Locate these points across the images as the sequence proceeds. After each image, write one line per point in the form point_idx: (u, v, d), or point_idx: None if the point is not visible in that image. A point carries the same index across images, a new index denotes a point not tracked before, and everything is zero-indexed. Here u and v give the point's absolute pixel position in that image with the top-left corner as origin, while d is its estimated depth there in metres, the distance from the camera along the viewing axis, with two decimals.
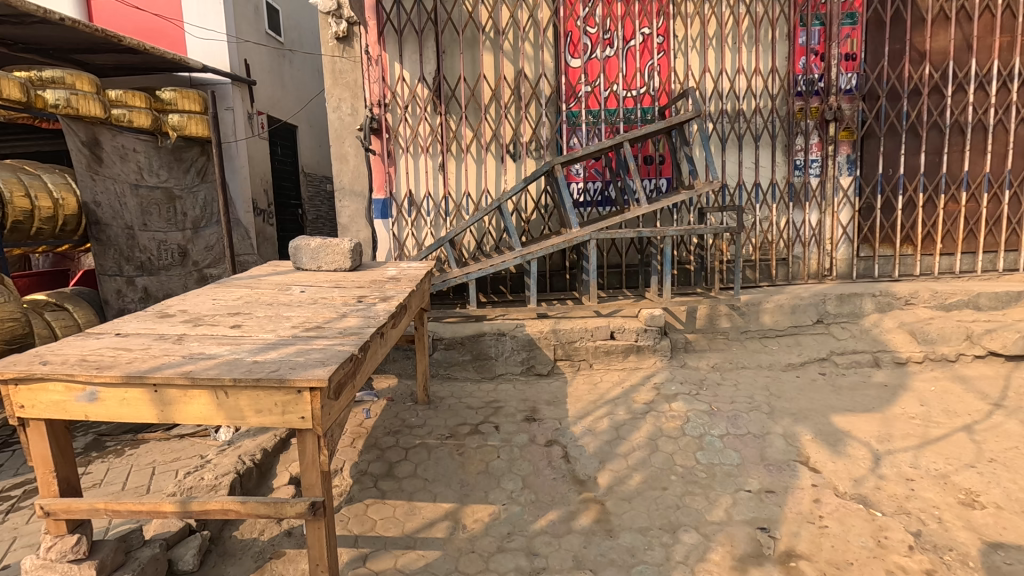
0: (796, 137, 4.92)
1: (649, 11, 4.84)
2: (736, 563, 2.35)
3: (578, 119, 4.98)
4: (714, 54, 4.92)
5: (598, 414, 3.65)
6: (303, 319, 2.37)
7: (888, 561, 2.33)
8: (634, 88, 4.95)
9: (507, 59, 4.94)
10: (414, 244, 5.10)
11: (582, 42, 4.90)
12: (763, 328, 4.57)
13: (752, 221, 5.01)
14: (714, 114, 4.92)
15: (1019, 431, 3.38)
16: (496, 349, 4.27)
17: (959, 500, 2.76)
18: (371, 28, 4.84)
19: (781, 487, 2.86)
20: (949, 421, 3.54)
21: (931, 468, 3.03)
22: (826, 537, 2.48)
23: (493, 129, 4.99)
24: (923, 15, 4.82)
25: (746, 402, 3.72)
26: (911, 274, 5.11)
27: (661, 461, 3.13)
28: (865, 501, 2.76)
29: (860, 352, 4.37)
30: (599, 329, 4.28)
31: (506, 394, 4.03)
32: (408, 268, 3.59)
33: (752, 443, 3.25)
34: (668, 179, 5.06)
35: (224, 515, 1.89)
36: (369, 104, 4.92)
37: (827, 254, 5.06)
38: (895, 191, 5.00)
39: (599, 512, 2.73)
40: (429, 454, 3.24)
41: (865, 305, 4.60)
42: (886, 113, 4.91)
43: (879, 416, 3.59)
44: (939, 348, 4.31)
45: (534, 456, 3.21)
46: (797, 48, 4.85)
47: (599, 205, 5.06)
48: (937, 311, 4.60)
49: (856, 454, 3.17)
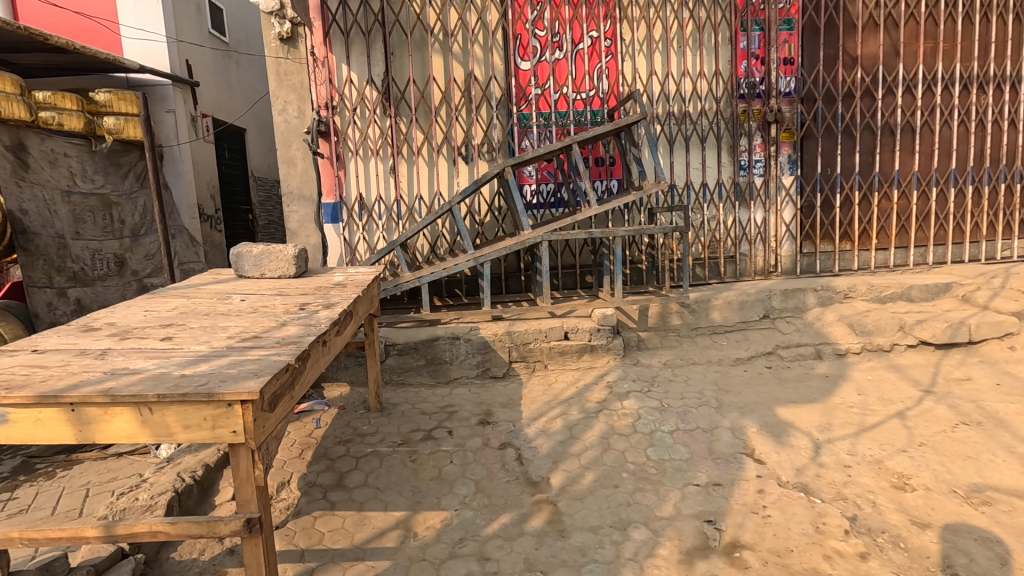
0: (740, 138, 5.07)
1: (596, 15, 4.91)
2: (683, 557, 2.39)
3: (529, 121, 5.00)
4: (661, 57, 5.03)
5: (552, 414, 3.67)
6: (240, 329, 2.29)
7: (825, 546, 2.42)
8: (583, 90, 5.01)
9: (457, 61, 4.93)
10: (366, 249, 5.03)
11: (532, 45, 4.93)
12: (713, 324, 4.69)
13: (700, 220, 5.15)
14: (661, 116, 5.04)
15: (947, 415, 3.58)
16: (450, 353, 4.24)
17: (892, 484, 2.90)
18: (317, 29, 4.77)
19: (727, 480, 2.94)
20: (884, 408, 3.71)
21: (867, 455, 3.17)
22: (769, 526, 2.56)
23: (444, 131, 4.97)
24: (854, 21, 5.05)
25: (696, 398, 3.81)
26: (850, 268, 5.34)
27: (613, 459, 3.17)
28: (806, 489, 2.87)
29: (803, 345, 4.52)
30: (553, 330, 4.31)
31: (460, 397, 4.00)
32: (356, 274, 3.53)
33: (701, 438, 3.33)
34: (619, 180, 5.15)
35: (152, 537, 1.79)
36: (316, 106, 4.84)
37: (772, 251, 5.23)
38: (833, 190, 5.22)
39: (551, 513, 2.74)
40: (380, 462, 3.19)
41: (808, 299, 4.79)
42: (824, 115, 5.11)
43: (820, 407, 3.74)
44: (875, 339, 4.51)
45: (488, 459, 3.20)
46: (739, 52, 5.01)
47: (552, 207, 5.10)
48: (874, 303, 4.83)
49: (798, 444, 3.28)
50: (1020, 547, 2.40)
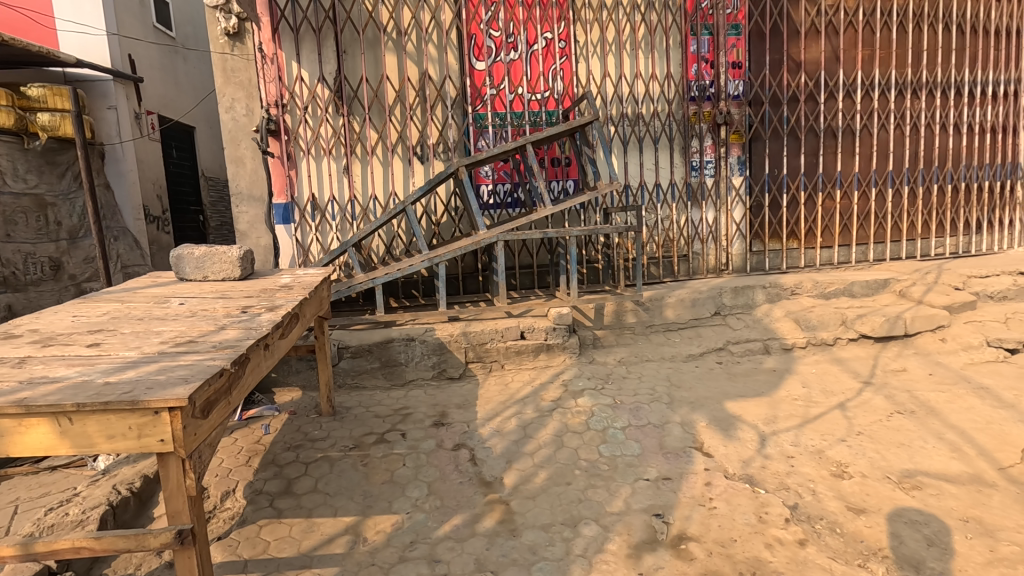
0: (691, 140, 5.19)
1: (550, 17, 4.94)
2: (631, 551, 2.42)
3: (484, 121, 5.00)
4: (614, 59, 5.10)
5: (507, 414, 3.68)
6: (175, 334, 2.21)
7: (767, 535, 2.49)
8: (538, 91, 5.03)
9: (411, 60, 4.89)
10: (319, 250, 4.93)
11: (486, 45, 4.94)
12: (666, 322, 4.79)
13: (653, 220, 5.24)
14: (614, 118, 5.11)
15: (884, 405, 3.75)
16: (405, 355, 4.19)
17: (831, 472, 3.02)
18: (265, 25, 4.65)
19: (676, 474, 3.00)
20: (826, 400, 3.85)
21: (809, 445, 3.29)
22: (714, 517, 2.63)
23: (398, 130, 4.92)
24: (797, 28, 5.24)
25: (648, 394, 3.87)
26: (797, 266, 5.53)
27: (566, 457, 3.20)
28: (751, 480, 2.95)
29: (752, 340, 4.66)
30: (509, 329, 4.31)
31: (415, 399, 3.96)
32: (304, 276, 3.45)
33: (652, 433, 3.39)
34: (575, 180, 5.20)
35: (75, 553, 1.71)
36: (266, 104, 4.72)
37: (723, 250, 5.37)
38: (780, 190, 5.40)
39: (503, 512, 2.74)
40: (331, 468, 3.13)
41: (757, 296, 4.94)
42: (770, 118, 5.28)
43: (767, 400, 3.86)
44: (820, 333, 4.68)
45: (441, 461, 3.18)
46: (689, 55, 5.12)
47: (508, 207, 5.11)
48: (819, 299, 5.03)
49: (745, 436, 3.38)
50: (945, 528, 2.54)
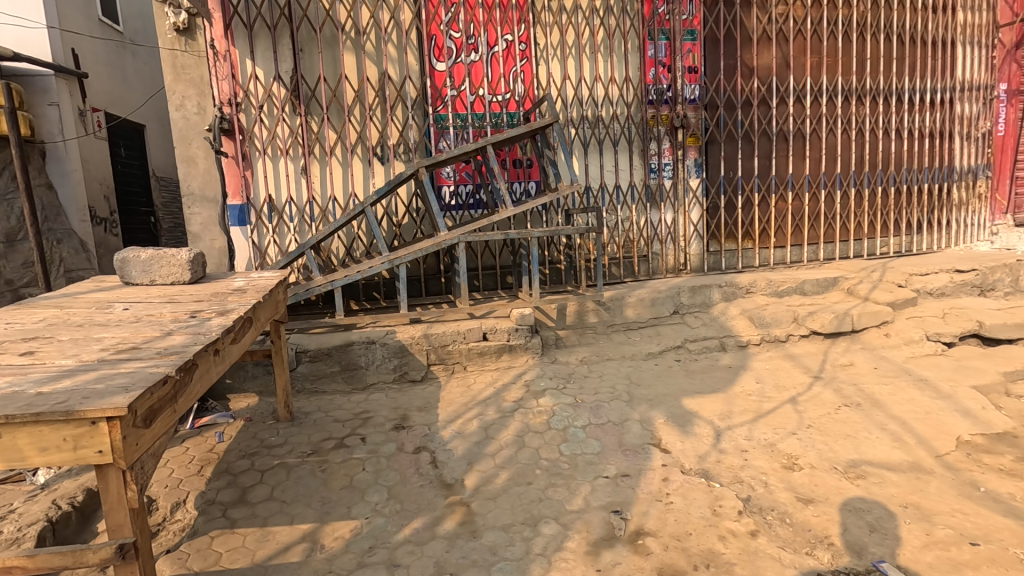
0: (650, 143, 5.29)
1: (510, 19, 4.97)
2: (590, 548, 2.45)
3: (445, 122, 4.98)
4: (574, 62, 5.16)
5: (468, 416, 3.67)
6: (117, 340, 2.12)
7: (720, 527, 2.56)
8: (499, 93, 5.05)
9: (371, 60, 4.84)
10: (276, 252, 4.82)
11: (447, 46, 4.92)
12: (627, 321, 4.86)
13: (614, 221, 5.32)
14: (574, 120, 5.17)
15: (832, 398, 3.91)
16: (366, 358, 4.14)
17: (782, 464, 3.12)
18: (217, 21, 4.52)
19: (635, 470, 3.06)
20: (779, 394, 3.99)
21: (762, 439, 3.40)
22: (671, 512, 2.68)
23: (358, 130, 4.85)
24: (750, 35, 5.41)
25: (608, 393, 3.93)
26: (752, 265, 5.71)
27: (527, 457, 3.21)
28: (707, 475, 3.03)
29: (709, 338, 4.78)
30: (471, 331, 4.30)
31: (377, 403, 3.91)
32: (259, 278, 3.37)
33: (612, 431, 3.45)
34: (536, 182, 5.24)
35: (6, 573, 1.62)
36: (218, 103, 4.58)
37: (681, 251, 5.50)
38: (735, 191, 5.56)
39: (464, 514, 2.73)
40: (288, 474, 3.07)
41: (714, 295, 5.06)
42: (725, 122, 5.43)
43: (723, 395, 3.97)
44: (773, 330, 4.83)
45: (402, 465, 3.15)
46: (647, 60, 5.22)
47: (470, 208, 5.11)
48: (772, 297, 5.19)
49: (701, 432, 3.47)
50: (886, 514, 2.66)
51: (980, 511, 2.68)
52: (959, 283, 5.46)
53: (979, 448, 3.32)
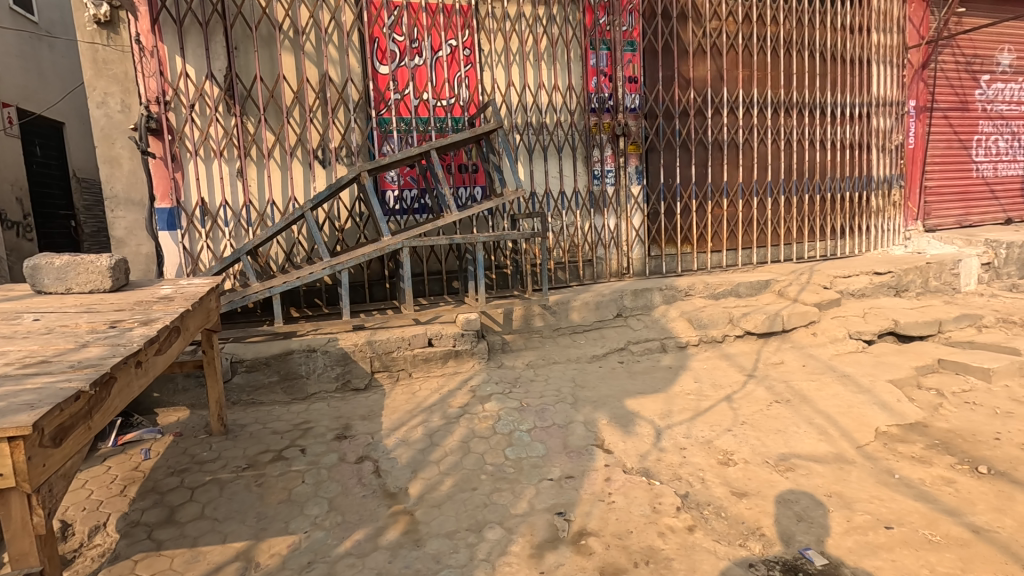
0: (593, 150, 5.40)
1: (454, 24, 4.97)
2: (534, 551, 2.46)
3: (389, 126, 4.92)
4: (518, 69, 5.22)
5: (413, 423, 3.63)
6: (24, 354, 1.97)
7: (660, 524, 2.63)
8: (443, 98, 5.04)
9: (310, 61, 4.72)
10: (210, 258, 4.62)
11: (390, 49, 4.87)
12: (573, 324, 4.92)
13: (559, 226, 5.39)
14: (519, 126, 5.22)
15: (764, 395, 4.10)
16: (307, 367, 4.02)
17: (718, 460, 3.25)
18: (143, 15, 4.30)
19: (579, 471, 3.10)
20: (715, 393, 4.15)
21: (699, 436, 3.52)
22: (613, 511, 2.74)
23: (298, 132, 4.72)
24: (686, 47, 5.63)
25: (553, 396, 3.98)
26: (691, 268, 5.92)
27: (472, 462, 3.20)
28: (647, 473, 3.11)
29: (650, 339, 4.92)
30: (416, 337, 4.26)
31: (318, 413, 3.80)
32: (188, 286, 3.21)
33: (556, 433, 3.49)
34: (482, 187, 5.26)
35: None
36: (145, 101, 4.35)
37: (624, 255, 5.64)
38: (674, 198, 5.77)
39: (408, 523, 2.69)
40: (221, 491, 2.93)
41: (655, 298, 5.20)
42: (664, 131, 5.63)
43: (663, 395, 4.10)
44: (710, 331, 5.03)
45: (343, 475, 3.07)
46: (589, 69, 5.33)
47: (415, 213, 5.08)
48: (710, 299, 5.40)
49: (642, 431, 3.56)
50: (812, 504, 2.81)
51: (895, 496, 2.88)
52: (877, 284, 5.87)
53: (894, 437, 3.57)
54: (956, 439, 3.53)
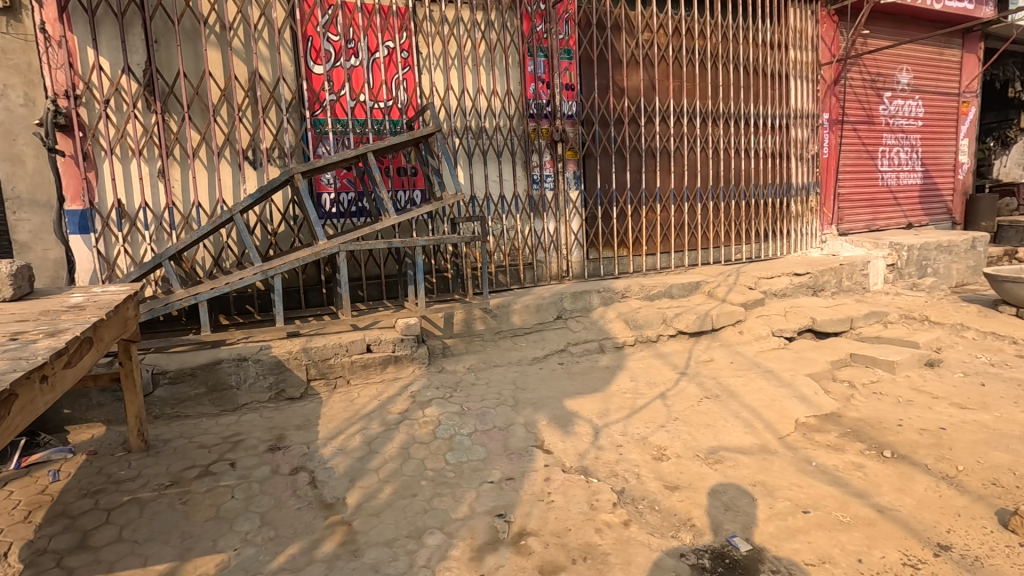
0: (532, 155, 5.48)
1: (391, 26, 4.92)
2: (474, 554, 2.47)
3: (324, 127, 4.80)
4: (457, 73, 5.23)
5: (351, 431, 3.54)
6: None
7: (597, 520, 2.70)
8: (381, 100, 4.98)
9: (239, 58, 4.55)
10: (128, 263, 4.35)
11: (324, 49, 4.76)
12: (513, 327, 4.96)
13: (499, 230, 5.43)
14: (458, 130, 5.22)
15: (695, 392, 4.30)
16: (237, 377, 3.85)
17: (653, 456, 3.38)
18: (49, 2, 3.97)
19: (519, 473, 3.14)
20: (650, 391, 4.31)
21: (635, 433, 3.65)
22: (552, 510, 2.78)
23: (226, 132, 4.53)
24: (620, 57, 5.84)
25: (494, 398, 4.00)
26: (627, 271, 6.12)
27: (412, 468, 3.17)
28: (585, 471, 3.19)
29: (589, 340, 5.03)
30: (354, 343, 4.16)
31: (249, 424, 3.65)
32: (102, 293, 3.00)
33: (497, 436, 3.51)
34: (421, 190, 5.23)
35: None
36: (52, 94, 4.03)
37: (564, 258, 5.75)
38: (611, 203, 5.95)
39: (345, 533, 2.62)
40: (141, 511, 2.75)
41: (593, 300, 5.32)
42: (600, 138, 5.80)
43: (602, 394, 4.21)
44: (645, 331, 5.22)
45: (277, 488, 2.96)
46: (527, 75, 5.41)
47: (353, 216, 4.99)
48: (645, 301, 5.59)
49: (581, 431, 3.64)
50: (739, 494, 2.97)
51: (812, 483, 3.09)
52: (797, 284, 6.28)
53: (811, 427, 3.83)
54: (865, 427, 3.83)
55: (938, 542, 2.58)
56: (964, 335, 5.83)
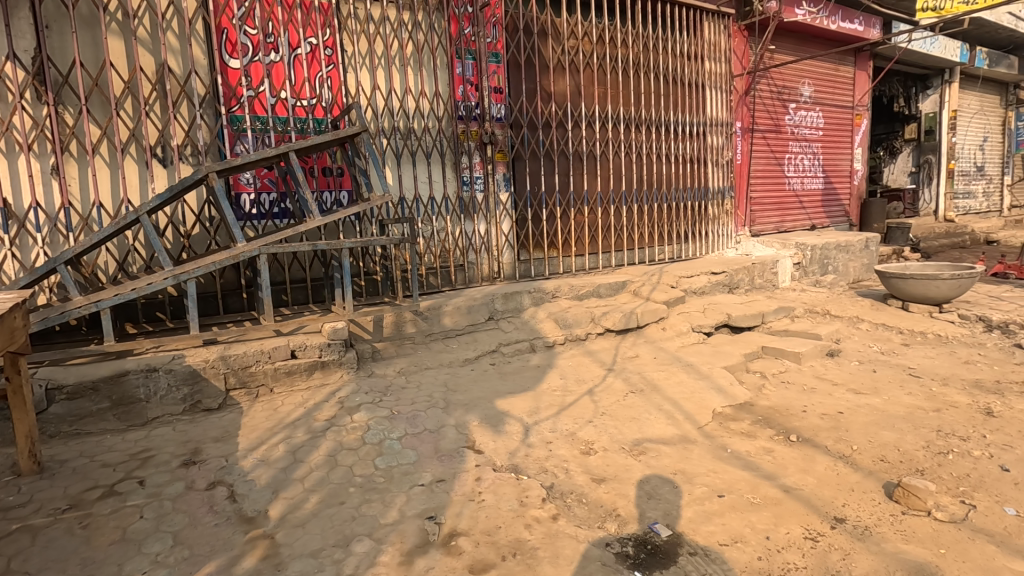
0: (461, 156, 5.49)
1: (314, 22, 4.78)
2: (404, 559, 2.44)
3: (242, 124, 4.58)
4: (384, 73, 5.16)
5: (274, 441, 3.41)
6: None
7: (527, 516, 2.75)
8: (303, 98, 4.82)
9: (144, 48, 4.27)
10: (17, 268, 3.97)
11: (241, 42, 4.55)
12: (445, 329, 4.95)
13: (429, 231, 5.39)
14: (386, 130, 5.14)
15: (621, 387, 4.46)
16: (146, 390, 3.60)
17: (581, 450, 3.48)
18: None
19: (450, 474, 3.13)
20: (578, 388, 4.43)
21: (564, 429, 3.74)
22: (483, 509, 2.80)
23: (130, 127, 4.25)
24: (547, 63, 5.98)
25: (425, 401, 3.98)
26: (557, 272, 6.25)
27: (339, 476, 3.09)
28: (516, 469, 3.24)
29: (520, 340, 5.10)
30: (277, 349, 4.00)
31: (161, 439, 3.42)
32: None
33: (428, 439, 3.49)
34: (348, 191, 5.12)
35: None
36: None
37: (495, 260, 5.79)
38: (541, 206, 6.07)
39: (267, 547, 2.52)
40: (33, 539, 2.52)
41: (525, 301, 5.40)
42: (529, 141, 5.89)
43: (532, 393, 4.28)
44: (575, 330, 5.35)
45: (191, 505, 2.80)
46: (455, 77, 5.42)
47: (274, 217, 4.80)
48: (575, 300, 5.72)
49: (511, 429, 3.69)
50: (661, 483, 3.12)
51: (727, 468, 3.30)
52: (714, 283, 6.66)
53: (727, 417, 4.09)
54: (774, 414, 4.13)
55: (834, 515, 2.83)
56: (859, 327, 6.41)
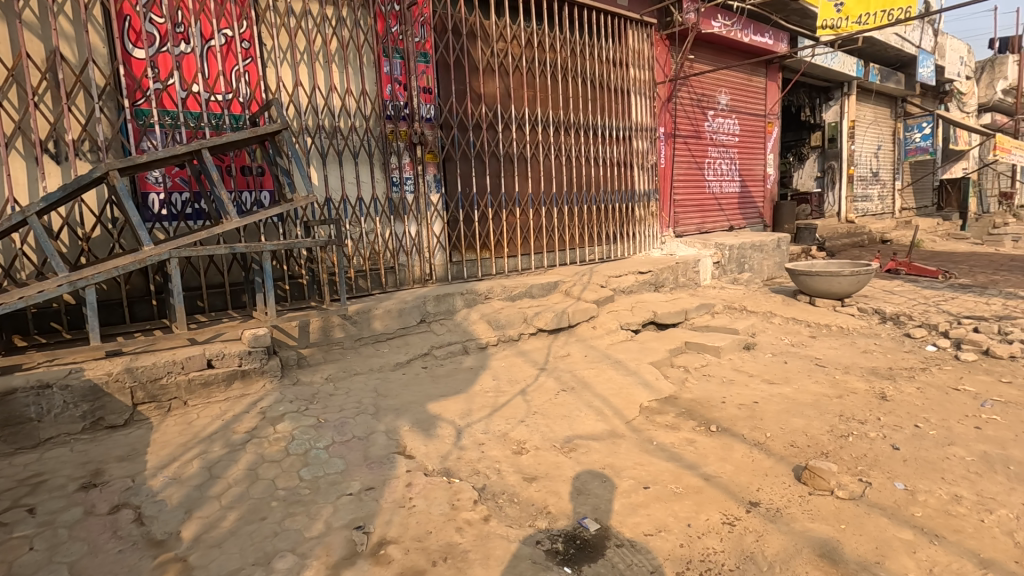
0: (390, 156, 5.39)
1: (229, 13, 4.53)
2: (329, 572, 2.35)
3: (149, 119, 4.28)
4: (307, 69, 4.97)
5: (188, 457, 3.20)
6: None
7: (458, 520, 2.73)
8: (218, 92, 4.56)
9: (33, 33, 3.90)
10: None
11: (146, 31, 4.26)
12: (375, 333, 4.83)
13: (357, 233, 5.25)
14: (310, 129, 4.96)
15: (553, 386, 4.53)
16: (37, 409, 3.29)
17: (512, 450, 3.50)
18: None
19: (379, 481, 3.06)
20: (511, 388, 4.46)
21: (496, 430, 3.75)
22: (413, 515, 2.76)
23: (15, 119, 3.86)
24: (475, 65, 5.98)
25: (354, 408, 3.87)
26: (490, 273, 6.27)
27: (260, 490, 2.94)
28: (447, 473, 3.21)
29: (453, 342, 5.07)
30: (191, 359, 3.75)
31: (57, 461, 3.12)
32: None
33: (357, 446, 3.39)
34: (269, 192, 4.90)
35: None
36: None
37: (426, 262, 5.72)
38: (472, 207, 6.07)
39: (179, 571, 2.35)
40: None
41: (457, 303, 5.37)
42: (459, 142, 5.87)
43: (464, 395, 4.27)
44: (507, 331, 5.38)
45: (91, 531, 2.57)
46: (383, 76, 5.31)
47: (188, 218, 4.51)
48: (508, 301, 5.76)
49: (443, 433, 3.66)
50: (590, 478, 3.20)
51: (653, 460, 3.42)
52: (641, 282, 6.91)
53: (653, 410, 4.25)
54: (696, 406, 4.33)
55: (749, 500, 3.01)
56: (772, 321, 6.85)
